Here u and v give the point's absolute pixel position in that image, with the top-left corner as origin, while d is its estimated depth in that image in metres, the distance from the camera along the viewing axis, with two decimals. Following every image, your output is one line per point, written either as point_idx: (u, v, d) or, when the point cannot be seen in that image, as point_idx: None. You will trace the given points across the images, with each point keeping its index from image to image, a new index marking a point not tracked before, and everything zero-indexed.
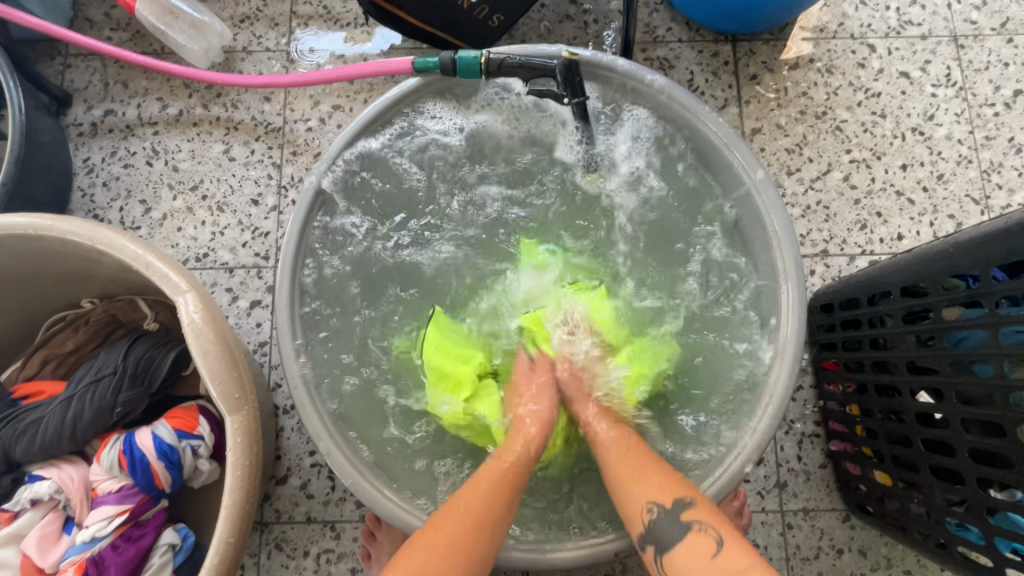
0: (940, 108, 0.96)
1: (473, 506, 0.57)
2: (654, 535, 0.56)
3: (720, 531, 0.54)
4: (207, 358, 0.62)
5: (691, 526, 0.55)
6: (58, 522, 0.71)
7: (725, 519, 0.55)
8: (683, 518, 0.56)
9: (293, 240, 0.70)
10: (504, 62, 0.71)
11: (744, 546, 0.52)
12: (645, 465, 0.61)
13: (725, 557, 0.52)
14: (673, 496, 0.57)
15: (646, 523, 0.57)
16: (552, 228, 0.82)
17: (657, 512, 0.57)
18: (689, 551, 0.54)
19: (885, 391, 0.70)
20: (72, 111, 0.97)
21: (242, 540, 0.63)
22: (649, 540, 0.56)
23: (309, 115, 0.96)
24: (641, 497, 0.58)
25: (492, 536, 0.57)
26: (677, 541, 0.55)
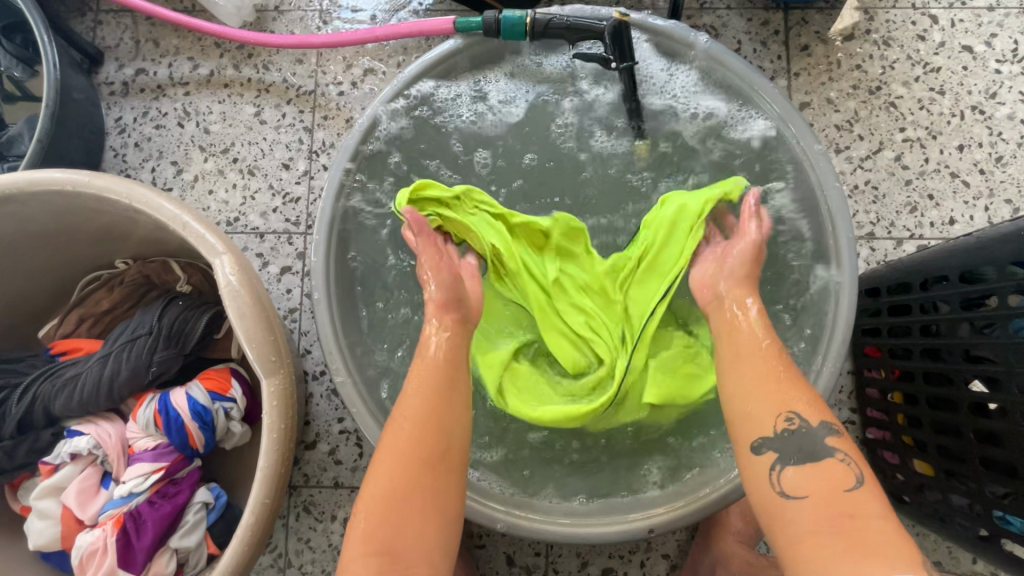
0: (1004, 86, 0.91)
1: (410, 424, 0.56)
2: (779, 443, 0.53)
3: (861, 470, 0.52)
4: (244, 320, 0.61)
5: (832, 453, 0.53)
6: (96, 476, 0.73)
7: (863, 461, 0.53)
8: (827, 444, 0.53)
9: (329, 205, 0.69)
10: (551, 23, 0.68)
11: (879, 491, 0.50)
12: (792, 374, 0.57)
13: (860, 496, 0.50)
14: (822, 417, 0.54)
15: (777, 430, 0.54)
16: (589, 201, 0.80)
17: (796, 426, 0.53)
18: (820, 475, 0.52)
19: (934, 380, 0.67)
20: (104, 69, 0.96)
21: (277, 500, 0.63)
22: (770, 444, 0.54)
23: (341, 78, 0.94)
24: (782, 405, 0.55)
25: (445, 440, 0.56)
26: (802, 462, 0.52)
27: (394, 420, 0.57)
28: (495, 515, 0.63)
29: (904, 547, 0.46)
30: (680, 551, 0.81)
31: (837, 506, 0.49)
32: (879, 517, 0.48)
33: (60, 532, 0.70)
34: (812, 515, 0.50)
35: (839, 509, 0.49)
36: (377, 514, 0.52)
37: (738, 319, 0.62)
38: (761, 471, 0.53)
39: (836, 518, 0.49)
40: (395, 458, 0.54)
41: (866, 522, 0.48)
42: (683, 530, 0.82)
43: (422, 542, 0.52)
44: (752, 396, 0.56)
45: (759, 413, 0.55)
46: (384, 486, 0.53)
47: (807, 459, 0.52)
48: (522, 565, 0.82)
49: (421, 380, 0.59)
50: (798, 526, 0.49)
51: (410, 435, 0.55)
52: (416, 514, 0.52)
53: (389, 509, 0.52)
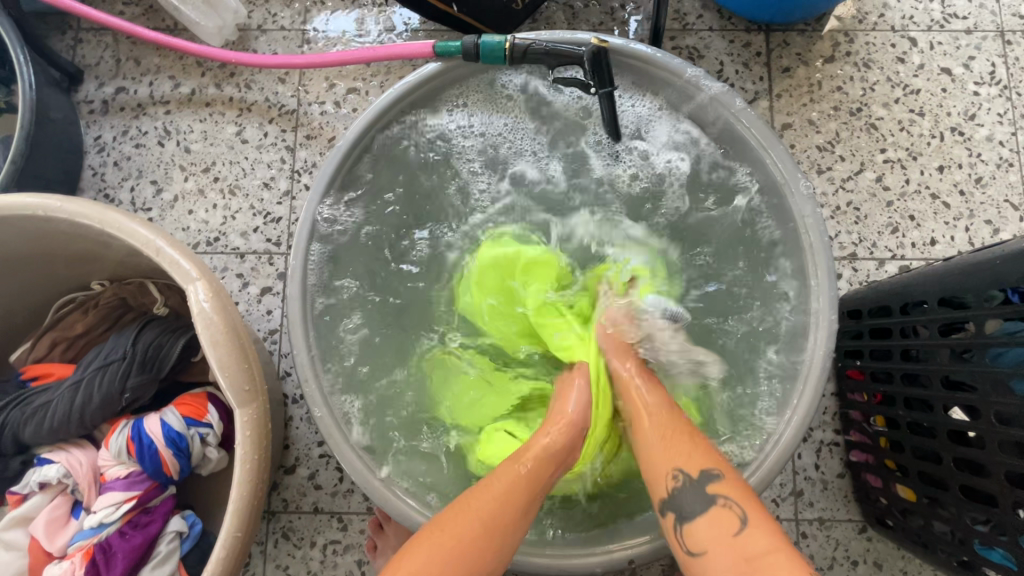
0: (982, 108, 0.92)
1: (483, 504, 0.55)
2: (675, 501, 0.55)
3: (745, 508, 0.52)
4: (218, 348, 0.60)
5: (715, 498, 0.53)
6: (66, 506, 0.71)
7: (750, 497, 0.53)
8: (710, 489, 0.54)
9: (307, 225, 0.68)
10: (530, 49, 0.68)
11: (767, 525, 0.50)
12: (672, 423, 0.60)
13: (752, 535, 0.50)
14: (701, 461, 0.56)
15: (669, 490, 0.55)
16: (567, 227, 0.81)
17: (682, 481, 0.55)
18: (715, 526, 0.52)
19: (914, 405, 0.67)
20: (83, 87, 0.95)
21: (249, 535, 0.62)
22: (670, 503, 0.55)
23: (324, 97, 0.93)
24: (667, 463, 0.57)
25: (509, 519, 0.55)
26: (700, 513, 0.53)
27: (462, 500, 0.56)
28: None
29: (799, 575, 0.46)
30: None
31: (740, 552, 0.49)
32: (775, 549, 0.48)
33: (26, 565, 0.68)
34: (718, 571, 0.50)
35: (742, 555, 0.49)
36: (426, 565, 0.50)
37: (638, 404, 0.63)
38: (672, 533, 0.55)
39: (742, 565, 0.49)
40: (460, 529, 0.53)
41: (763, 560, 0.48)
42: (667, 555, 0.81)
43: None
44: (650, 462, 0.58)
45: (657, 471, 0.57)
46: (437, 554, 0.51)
47: (701, 511, 0.53)
48: None
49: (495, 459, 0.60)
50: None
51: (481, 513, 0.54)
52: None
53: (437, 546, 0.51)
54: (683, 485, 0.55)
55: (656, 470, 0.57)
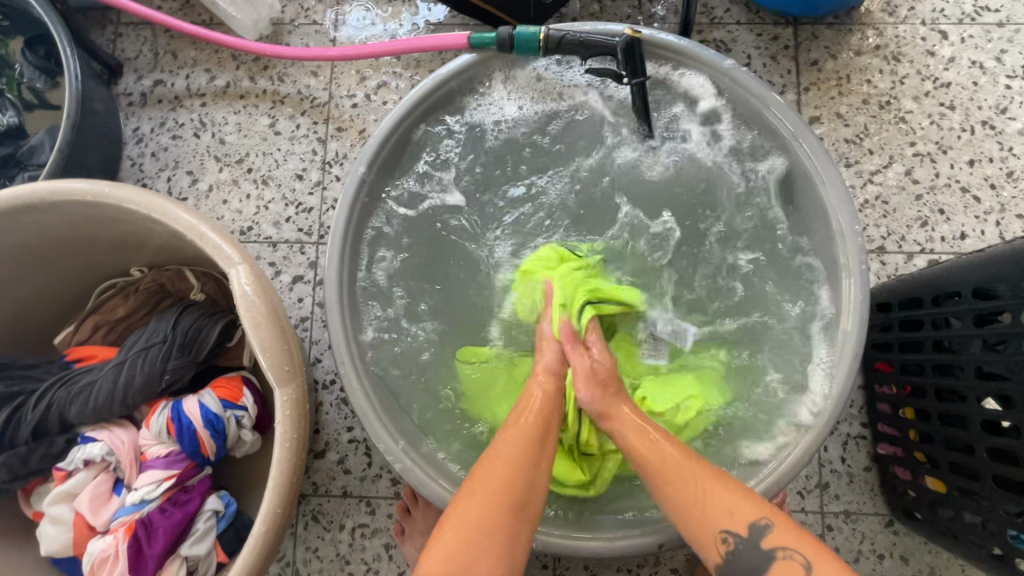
0: (1014, 101, 0.91)
1: (521, 447, 0.58)
2: (732, 566, 0.52)
3: (806, 552, 0.51)
4: (259, 330, 0.62)
5: (775, 552, 0.51)
6: (109, 483, 0.73)
7: (799, 533, 0.52)
8: (767, 544, 0.52)
9: (344, 214, 0.70)
10: (564, 39, 0.69)
11: (830, 563, 0.50)
12: (712, 477, 0.55)
13: None
14: (752, 517, 0.52)
15: (723, 555, 0.53)
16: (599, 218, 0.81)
17: (733, 543, 0.52)
18: (776, 573, 0.51)
19: (946, 396, 0.67)
20: (123, 80, 0.98)
21: (287, 513, 0.63)
22: (726, 572, 0.52)
23: (355, 90, 0.95)
24: (715, 523, 0.53)
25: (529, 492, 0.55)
26: (762, 574, 0.51)
27: (494, 451, 0.58)
28: None
29: None
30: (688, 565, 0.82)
31: None
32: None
33: (71, 538, 0.71)
34: None
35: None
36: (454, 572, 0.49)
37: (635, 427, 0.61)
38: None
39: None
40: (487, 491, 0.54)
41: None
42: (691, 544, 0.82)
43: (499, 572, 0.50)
44: (690, 522, 0.54)
45: (704, 532, 0.53)
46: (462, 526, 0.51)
47: (761, 570, 0.51)
48: None
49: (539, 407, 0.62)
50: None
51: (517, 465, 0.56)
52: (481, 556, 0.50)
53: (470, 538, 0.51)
54: (736, 548, 0.52)
55: (698, 529, 0.54)
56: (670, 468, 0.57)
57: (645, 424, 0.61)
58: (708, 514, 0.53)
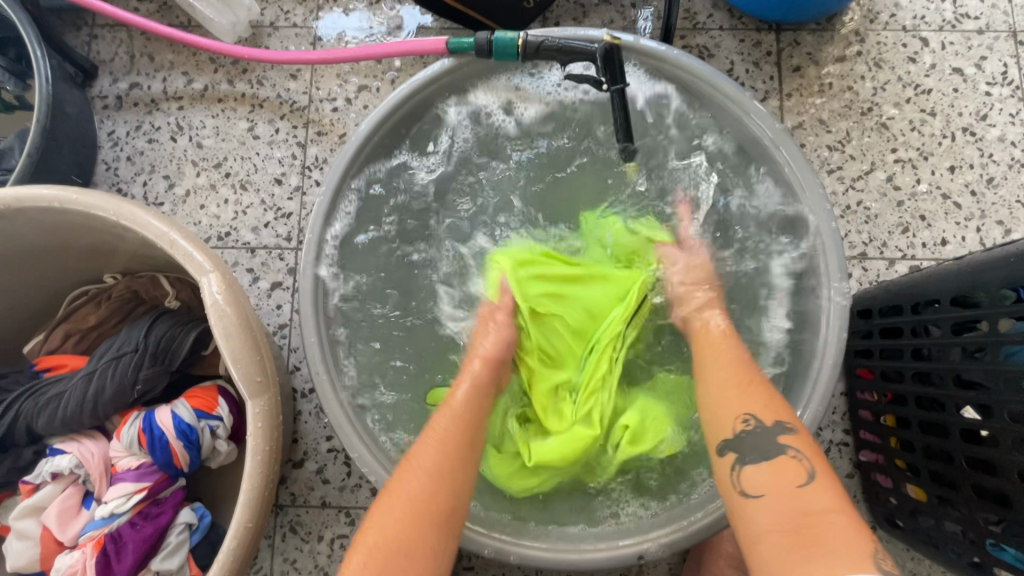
0: (994, 108, 0.92)
1: (421, 496, 0.54)
2: (738, 443, 0.54)
3: (814, 465, 0.52)
4: (230, 340, 0.60)
5: (786, 450, 0.53)
6: (78, 496, 0.71)
7: (819, 455, 0.53)
8: (779, 440, 0.53)
9: (317, 225, 0.69)
10: (543, 44, 0.68)
11: (834, 487, 0.50)
12: (750, 380, 0.59)
13: (812, 489, 0.50)
14: (776, 417, 0.55)
15: (736, 432, 0.55)
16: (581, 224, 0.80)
17: (752, 426, 0.55)
18: (775, 472, 0.52)
19: (925, 404, 0.66)
20: (97, 83, 0.96)
21: (260, 525, 0.62)
22: (731, 446, 0.55)
23: (336, 94, 0.94)
24: (739, 407, 0.56)
25: (452, 496, 0.55)
26: (764, 459, 0.53)
27: (414, 455, 0.57)
28: (481, 540, 0.61)
29: (855, 536, 0.46)
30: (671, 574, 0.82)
31: (791, 504, 0.49)
32: (835, 510, 0.48)
33: (39, 553, 0.69)
34: (768, 512, 0.49)
35: (796, 503, 0.49)
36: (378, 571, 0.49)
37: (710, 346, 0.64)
38: (723, 472, 0.54)
39: (791, 515, 0.49)
40: (403, 501, 0.53)
41: (820, 517, 0.48)
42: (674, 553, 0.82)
43: None
44: (716, 402, 0.58)
45: (723, 413, 0.57)
46: (381, 536, 0.51)
47: (764, 458, 0.53)
48: None
49: (431, 452, 0.57)
50: (756, 527, 0.49)
51: (423, 520, 0.52)
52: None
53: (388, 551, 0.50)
54: (752, 431, 0.55)
55: (720, 413, 0.57)
56: (716, 360, 0.62)
57: (720, 337, 0.64)
58: (739, 399, 0.57)
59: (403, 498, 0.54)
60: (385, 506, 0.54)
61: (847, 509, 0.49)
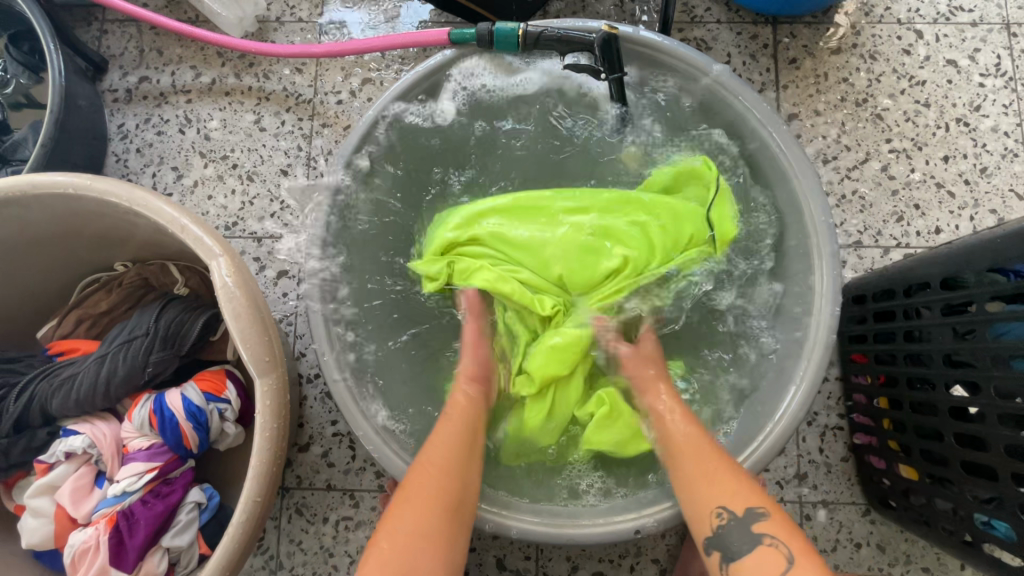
0: (988, 99, 0.93)
1: (439, 491, 0.59)
2: (720, 540, 0.57)
3: (789, 547, 0.54)
4: (240, 320, 0.62)
5: (762, 538, 0.55)
6: (91, 476, 0.73)
7: (795, 532, 0.56)
8: (756, 529, 0.56)
9: (323, 210, 0.70)
10: (542, 35, 0.70)
11: (815, 565, 0.52)
12: (720, 464, 0.60)
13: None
14: (747, 502, 0.57)
15: (713, 528, 0.57)
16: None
17: (727, 519, 0.57)
18: (757, 564, 0.54)
19: (917, 384, 0.68)
20: (108, 77, 0.98)
21: (268, 500, 0.64)
22: (714, 544, 0.57)
23: (340, 87, 0.96)
24: (711, 500, 0.58)
25: (464, 492, 0.61)
26: (745, 551, 0.55)
27: (425, 456, 0.62)
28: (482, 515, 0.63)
29: None
30: (669, 555, 0.84)
31: None
32: None
33: (53, 531, 0.71)
34: None
35: None
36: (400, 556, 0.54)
37: (671, 430, 0.65)
38: (714, 573, 0.57)
39: None
40: (424, 497, 0.58)
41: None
42: (672, 534, 0.84)
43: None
44: (689, 497, 0.60)
45: (699, 510, 0.59)
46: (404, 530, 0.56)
47: (745, 550, 0.56)
48: (513, 568, 0.84)
49: (442, 452, 0.62)
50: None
51: (434, 491, 0.59)
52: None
53: (410, 542, 0.55)
54: (728, 523, 0.57)
55: (696, 508, 0.59)
56: (676, 442, 0.64)
57: (667, 413, 0.66)
58: (707, 491, 0.59)
59: (424, 494, 0.58)
60: (405, 504, 0.58)
61: None
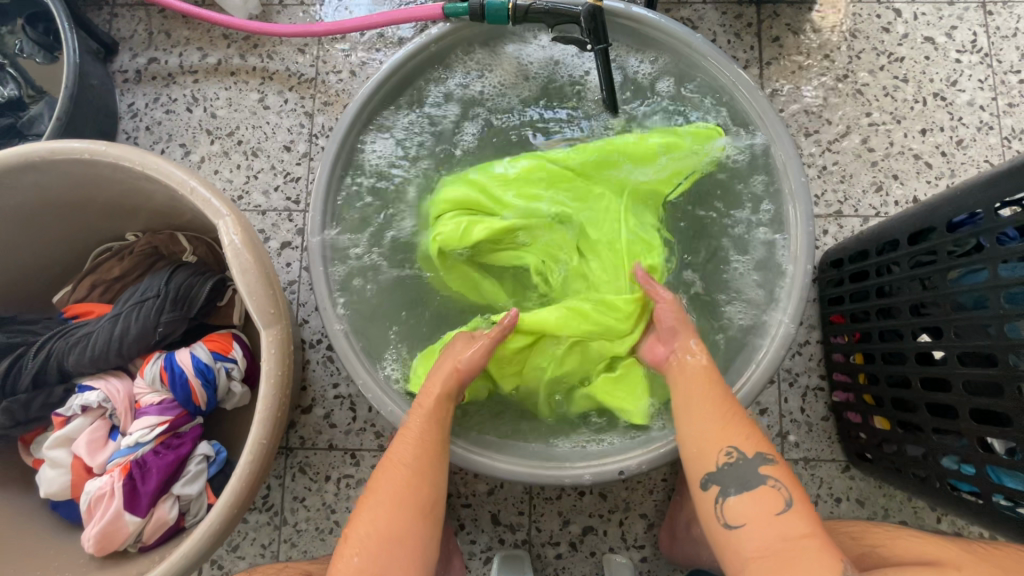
0: (964, 74, 0.97)
1: (404, 488, 0.60)
2: (721, 476, 0.57)
3: (791, 493, 0.55)
4: (246, 275, 0.66)
5: (765, 480, 0.56)
6: (105, 429, 0.77)
7: (796, 482, 0.57)
8: (760, 471, 0.57)
9: (325, 175, 0.73)
10: (530, 9, 0.74)
11: (809, 513, 0.54)
12: (733, 412, 0.61)
13: (789, 517, 0.54)
14: (757, 447, 0.58)
15: (718, 464, 0.58)
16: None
17: (735, 458, 0.58)
18: (756, 502, 0.55)
19: (888, 337, 0.71)
20: (118, 58, 1.02)
21: (274, 444, 0.68)
22: (715, 479, 0.58)
23: (341, 67, 1.00)
24: (721, 439, 0.59)
25: (432, 481, 0.61)
26: (743, 490, 0.56)
27: (392, 452, 0.62)
28: (471, 457, 0.67)
29: (829, 567, 0.50)
30: (657, 510, 0.88)
31: (771, 532, 0.53)
32: (809, 536, 0.52)
33: (70, 480, 0.75)
34: (753, 542, 0.53)
35: (778, 533, 0.53)
36: (370, 557, 0.56)
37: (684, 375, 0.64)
38: (707, 505, 0.57)
39: (774, 544, 0.52)
40: (390, 495, 0.59)
41: (797, 542, 0.52)
42: (660, 491, 0.88)
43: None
44: (698, 433, 0.60)
45: (705, 445, 0.59)
46: (374, 530, 0.57)
47: (744, 489, 0.56)
48: (507, 523, 0.87)
49: (407, 447, 0.62)
50: (743, 551, 0.53)
51: (413, 467, 0.61)
52: (409, 548, 0.57)
53: (380, 542, 0.56)
54: (735, 462, 0.57)
55: (703, 444, 0.59)
56: (697, 379, 0.63)
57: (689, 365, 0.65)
58: (718, 432, 0.59)
59: (389, 492, 0.59)
60: (372, 505, 0.59)
61: (821, 534, 0.53)
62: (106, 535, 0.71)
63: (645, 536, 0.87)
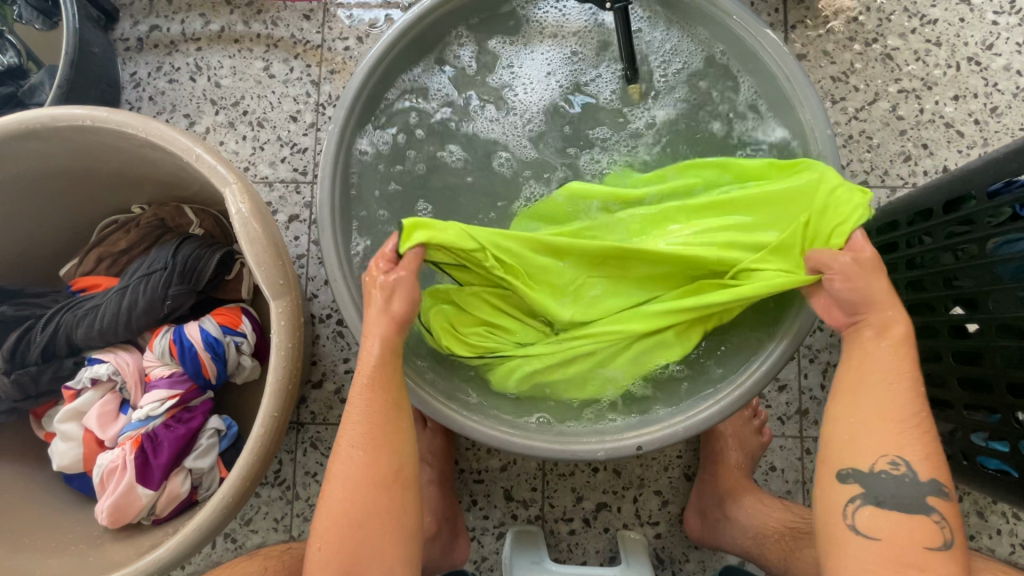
0: (1001, 37, 0.92)
1: (359, 472, 0.57)
2: (873, 481, 0.53)
3: (951, 535, 0.52)
4: (253, 245, 0.64)
5: (929, 511, 0.52)
6: (115, 403, 0.77)
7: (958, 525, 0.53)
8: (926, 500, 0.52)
9: (334, 142, 0.68)
10: None
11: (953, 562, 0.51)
12: (926, 429, 0.54)
13: (935, 555, 0.51)
14: (932, 475, 0.53)
15: (877, 469, 0.54)
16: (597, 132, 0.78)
17: (901, 473, 0.53)
18: (904, 524, 0.52)
19: (918, 310, 0.69)
20: (119, 26, 0.99)
21: (285, 418, 0.66)
22: (861, 480, 0.54)
23: (347, 34, 0.97)
24: (893, 446, 0.54)
25: (388, 460, 0.58)
26: (896, 508, 0.53)
27: (344, 433, 0.59)
28: (496, 442, 0.65)
29: None
30: (672, 487, 0.87)
31: (905, 558, 0.51)
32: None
33: (82, 453, 0.75)
34: (876, 559, 0.51)
35: (909, 561, 0.51)
36: (333, 543, 0.56)
37: (881, 362, 0.56)
38: (838, 500, 0.54)
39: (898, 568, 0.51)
40: (346, 480, 0.57)
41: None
42: (676, 468, 0.87)
43: (380, 559, 0.56)
44: (868, 430, 0.54)
45: (869, 444, 0.54)
46: (336, 517, 0.57)
47: (899, 508, 0.53)
48: (520, 499, 0.87)
49: (353, 429, 0.58)
50: (864, 563, 0.52)
51: (361, 448, 0.58)
52: (376, 530, 0.56)
53: (340, 530, 0.56)
54: (898, 476, 0.53)
55: (869, 439, 0.54)
56: (889, 380, 0.55)
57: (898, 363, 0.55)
58: (899, 439, 0.53)
59: (346, 480, 0.57)
60: (332, 491, 0.58)
61: None
62: (118, 507, 0.70)
63: (660, 513, 0.86)
